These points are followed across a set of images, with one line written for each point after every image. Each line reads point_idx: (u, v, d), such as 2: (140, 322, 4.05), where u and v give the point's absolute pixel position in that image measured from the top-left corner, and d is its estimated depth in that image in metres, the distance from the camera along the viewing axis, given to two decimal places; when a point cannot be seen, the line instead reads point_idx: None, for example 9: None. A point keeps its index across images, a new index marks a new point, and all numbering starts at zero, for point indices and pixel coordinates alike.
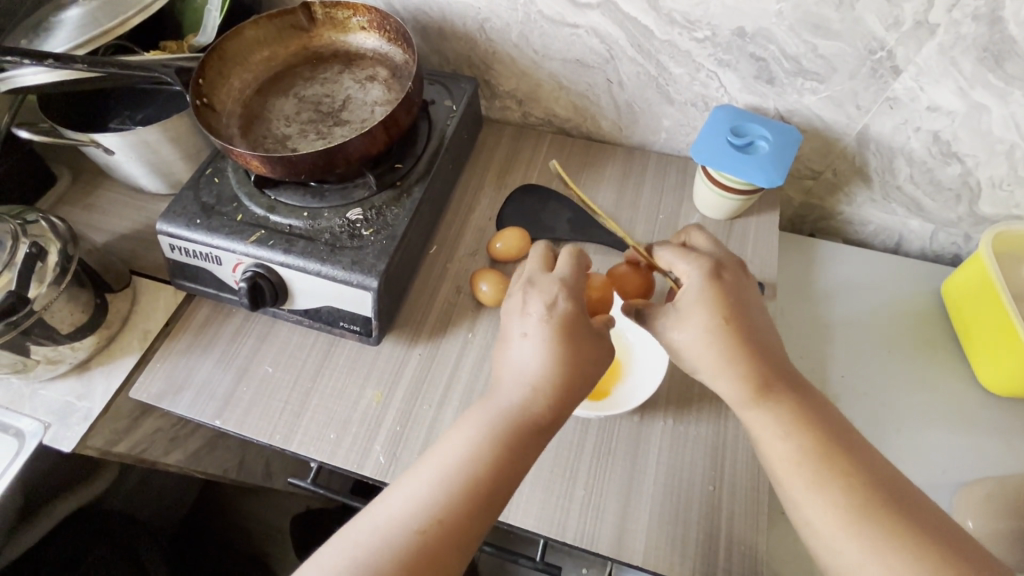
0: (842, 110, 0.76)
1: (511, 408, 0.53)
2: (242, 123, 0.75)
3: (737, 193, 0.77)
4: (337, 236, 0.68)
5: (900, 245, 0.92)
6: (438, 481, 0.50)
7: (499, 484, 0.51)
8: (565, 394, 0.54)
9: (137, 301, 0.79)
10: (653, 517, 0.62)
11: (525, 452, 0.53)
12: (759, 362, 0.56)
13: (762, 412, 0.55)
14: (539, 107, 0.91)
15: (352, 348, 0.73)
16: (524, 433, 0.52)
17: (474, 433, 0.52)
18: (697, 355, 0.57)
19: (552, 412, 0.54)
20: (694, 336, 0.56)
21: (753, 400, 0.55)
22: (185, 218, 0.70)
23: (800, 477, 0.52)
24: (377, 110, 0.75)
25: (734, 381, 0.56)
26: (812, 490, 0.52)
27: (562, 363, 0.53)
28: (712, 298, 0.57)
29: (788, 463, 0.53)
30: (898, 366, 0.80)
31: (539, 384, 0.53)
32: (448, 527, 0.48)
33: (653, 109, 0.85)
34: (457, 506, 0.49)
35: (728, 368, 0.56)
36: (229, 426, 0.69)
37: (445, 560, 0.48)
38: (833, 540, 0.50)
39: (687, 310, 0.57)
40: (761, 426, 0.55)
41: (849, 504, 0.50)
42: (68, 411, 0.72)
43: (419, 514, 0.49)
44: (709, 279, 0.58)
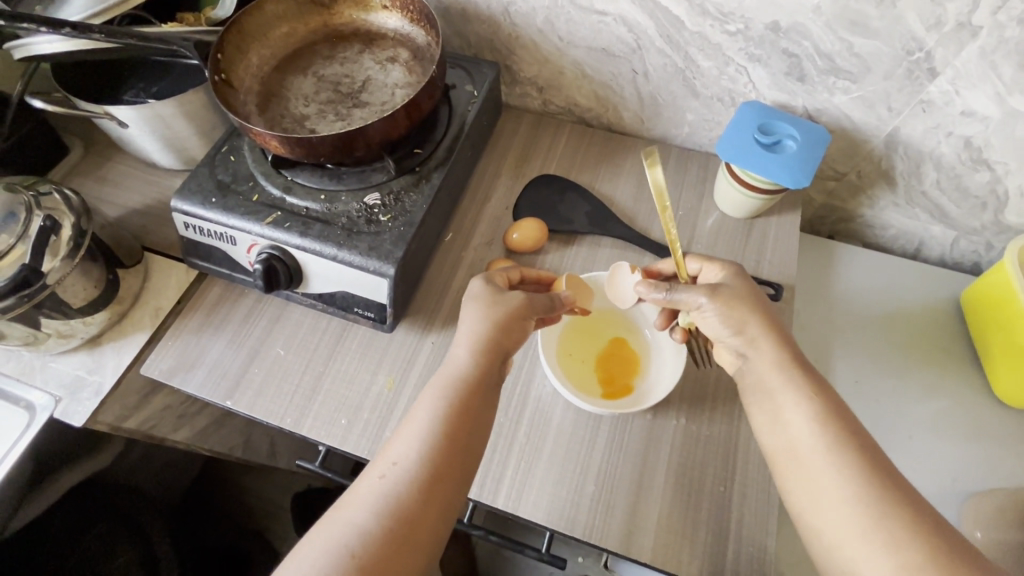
0: (873, 111, 0.74)
1: (451, 363, 0.59)
2: (259, 101, 0.73)
3: (760, 192, 0.76)
4: (354, 221, 0.67)
5: (920, 250, 0.91)
6: (408, 454, 0.53)
7: (456, 429, 0.55)
8: (501, 355, 0.59)
9: (148, 278, 0.79)
10: (662, 515, 0.62)
11: (480, 413, 0.57)
12: (788, 341, 0.61)
13: (788, 380, 0.58)
14: (559, 95, 0.90)
15: (365, 333, 0.73)
16: (476, 395, 0.57)
17: (430, 404, 0.56)
18: (733, 320, 0.62)
19: (494, 373, 0.59)
20: (730, 306, 0.62)
21: (781, 365, 0.59)
22: (200, 196, 0.69)
23: (819, 446, 0.54)
24: (398, 93, 0.73)
25: (770, 344, 0.60)
26: (828, 457, 0.53)
27: (496, 326, 0.59)
28: (742, 285, 0.64)
29: (807, 430, 0.55)
30: (912, 372, 0.79)
31: (473, 336, 0.59)
32: (425, 491, 0.51)
33: (677, 102, 0.83)
34: (429, 472, 0.52)
35: (765, 334, 0.61)
36: (240, 407, 0.69)
37: (412, 500, 0.51)
38: (838, 510, 0.51)
39: (729, 286, 0.63)
40: (781, 393, 0.58)
41: (859, 476, 0.52)
42: (79, 386, 0.72)
43: (396, 485, 0.51)
44: (739, 273, 0.65)
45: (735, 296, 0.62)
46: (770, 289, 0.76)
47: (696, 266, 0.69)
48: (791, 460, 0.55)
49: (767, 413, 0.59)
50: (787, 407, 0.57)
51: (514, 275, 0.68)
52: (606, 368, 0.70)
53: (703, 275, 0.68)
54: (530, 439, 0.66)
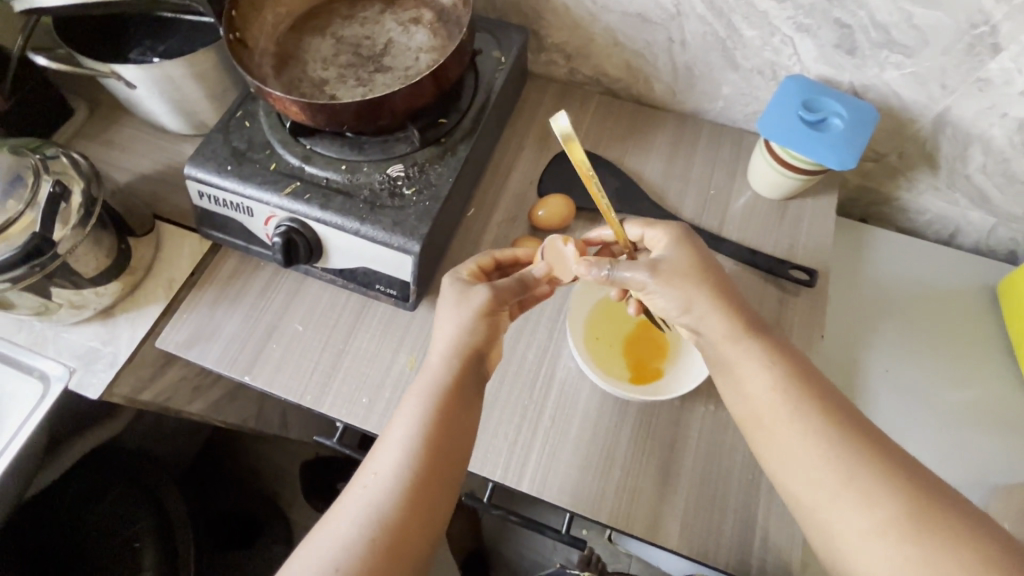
0: (925, 88, 0.70)
1: (428, 366, 0.56)
2: (276, 63, 0.69)
3: (800, 173, 0.72)
4: (377, 194, 0.64)
5: (954, 236, 0.88)
6: (389, 463, 0.51)
7: (435, 434, 0.52)
8: (476, 357, 0.57)
9: (161, 247, 0.76)
10: (689, 502, 0.61)
11: (462, 418, 0.55)
12: (740, 306, 0.57)
13: (745, 349, 0.54)
14: (588, 64, 0.85)
15: (385, 310, 0.71)
16: (457, 399, 0.55)
17: (410, 411, 0.53)
18: (681, 294, 0.56)
19: (473, 376, 0.57)
20: (675, 282, 0.56)
21: (738, 334, 0.55)
22: (215, 164, 0.66)
23: (785, 413, 0.51)
24: (422, 58, 0.69)
25: (718, 315, 0.56)
26: (795, 425, 0.50)
27: (466, 327, 0.57)
28: (686, 254, 0.58)
29: (772, 399, 0.52)
30: (943, 362, 0.77)
31: (448, 339, 0.57)
32: (413, 502, 0.50)
33: (714, 74, 0.79)
34: (414, 482, 0.50)
35: (713, 304, 0.56)
36: (259, 382, 0.67)
37: (396, 508, 0.49)
38: (813, 477, 0.48)
39: (671, 258, 0.57)
40: (740, 363, 0.54)
41: (830, 440, 0.49)
42: (94, 356, 0.70)
43: (379, 497, 0.49)
44: (684, 239, 0.59)
45: (678, 271, 0.56)
46: (804, 274, 0.73)
47: (639, 231, 0.61)
48: (760, 431, 0.52)
49: (731, 387, 0.55)
50: (750, 377, 0.54)
51: (485, 262, 0.63)
52: (635, 354, 0.68)
53: (648, 240, 0.61)
54: (555, 422, 0.65)
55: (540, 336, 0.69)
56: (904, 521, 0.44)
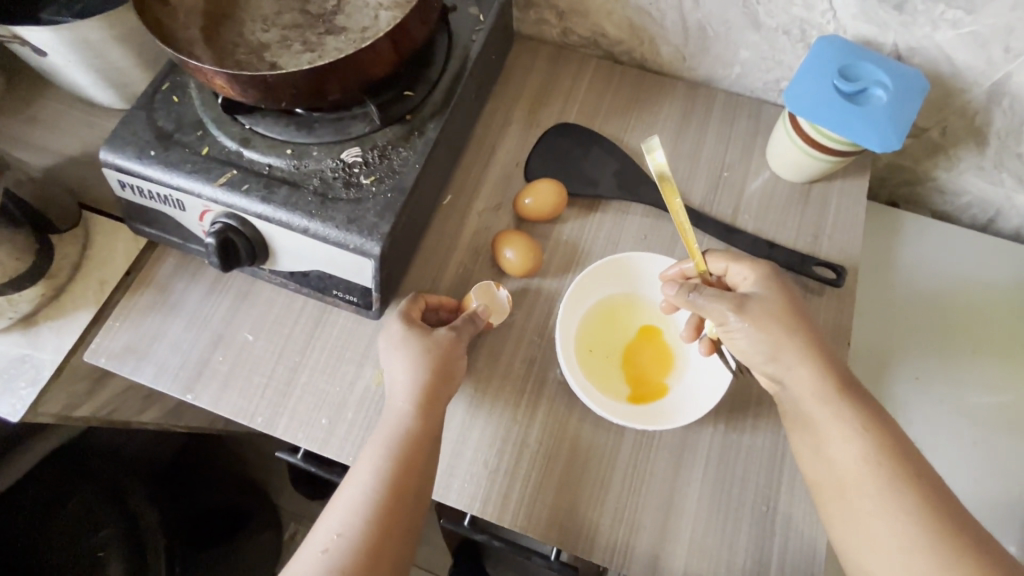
0: (984, 51, 0.59)
1: (389, 414, 0.52)
2: (205, 22, 0.57)
3: (832, 153, 0.62)
4: (329, 184, 0.54)
5: (993, 222, 0.78)
6: (352, 523, 0.48)
7: (400, 490, 0.50)
8: (440, 401, 0.53)
9: (90, 244, 0.66)
10: (695, 538, 0.54)
11: (426, 470, 0.51)
12: (833, 359, 0.52)
13: (836, 410, 0.50)
14: (584, 23, 0.73)
15: (347, 317, 0.62)
16: (421, 450, 0.51)
17: (373, 464, 0.50)
18: (770, 342, 0.52)
19: (438, 422, 0.53)
20: (763, 324, 0.52)
21: (831, 392, 0.50)
22: (136, 148, 0.55)
23: (872, 486, 0.47)
24: (383, 16, 0.57)
25: (808, 367, 0.51)
26: (881, 501, 0.47)
27: (426, 371, 0.53)
28: (776, 294, 0.54)
29: (857, 470, 0.48)
30: (981, 368, 0.69)
31: (410, 385, 0.52)
32: (375, 561, 0.48)
33: (731, 34, 0.67)
34: (374, 542, 0.48)
35: (804, 355, 0.51)
36: (202, 402, 0.59)
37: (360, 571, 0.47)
38: (895, 557, 0.45)
39: (761, 296, 0.53)
40: (826, 425, 0.50)
41: (921, 524, 0.45)
42: (15, 371, 0.61)
43: (340, 561, 0.47)
44: (771, 277, 0.55)
45: (768, 312, 0.52)
46: (830, 272, 0.64)
47: (722, 265, 0.57)
48: (835, 502, 0.49)
49: (809, 446, 0.51)
50: (837, 442, 0.49)
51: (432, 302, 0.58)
52: (634, 367, 0.59)
53: (731, 275, 0.57)
54: (543, 447, 0.56)
55: (527, 346, 0.60)
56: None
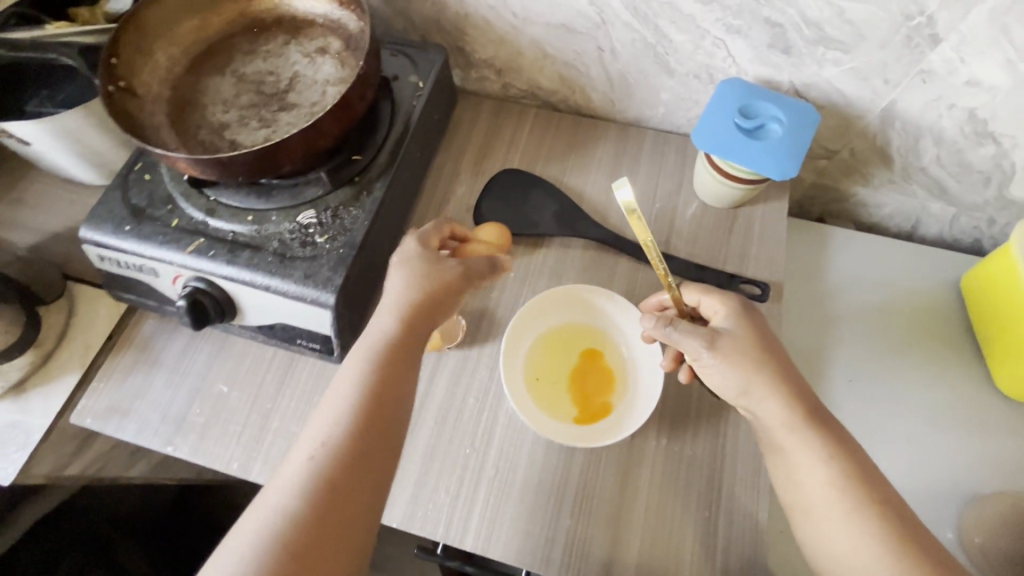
0: (867, 84, 0.66)
1: (379, 327, 0.54)
2: (170, 109, 0.64)
3: (744, 183, 0.68)
4: (287, 245, 0.60)
5: (916, 229, 0.84)
6: (327, 431, 0.48)
7: (393, 388, 0.51)
8: (423, 318, 0.55)
9: (74, 313, 0.71)
10: (643, 546, 0.58)
11: (407, 375, 0.53)
12: (799, 390, 0.55)
13: (804, 437, 0.53)
14: (520, 78, 0.80)
15: (314, 363, 0.67)
16: (400, 362, 0.52)
17: (353, 365, 0.52)
18: (743, 376, 0.55)
19: (418, 337, 0.54)
20: (737, 362, 0.55)
21: (795, 422, 0.53)
22: (112, 225, 0.61)
23: (840, 508, 0.50)
24: (330, 91, 0.64)
25: (778, 400, 0.54)
26: (850, 522, 0.49)
27: (425, 290, 0.55)
28: (744, 328, 0.57)
29: (825, 495, 0.51)
30: (913, 368, 0.73)
31: (405, 301, 0.55)
32: (352, 472, 0.47)
33: (650, 81, 0.75)
34: (373, 431, 0.49)
35: (773, 387, 0.54)
36: (182, 453, 0.63)
37: (365, 454, 0.48)
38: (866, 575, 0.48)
39: (733, 332, 0.56)
40: (795, 452, 0.53)
41: (885, 542, 0.48)
42: (9, 435, 0.65)
43: (319, 455, 0.47)
44: (744, 311, 0.58)
45: (739, 348, 0.55)
46: (755, 288, 0.69)
47: (695, 297, 0.61)
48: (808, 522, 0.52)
49: (783, 473, 0.54)
50: (806, 469, 0.52)
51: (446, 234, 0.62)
52: (580, 386, 0.64)
53: (704, 306, 0.61)
54: (499, 471, 0.61)
55: (480, 378, 0.65)
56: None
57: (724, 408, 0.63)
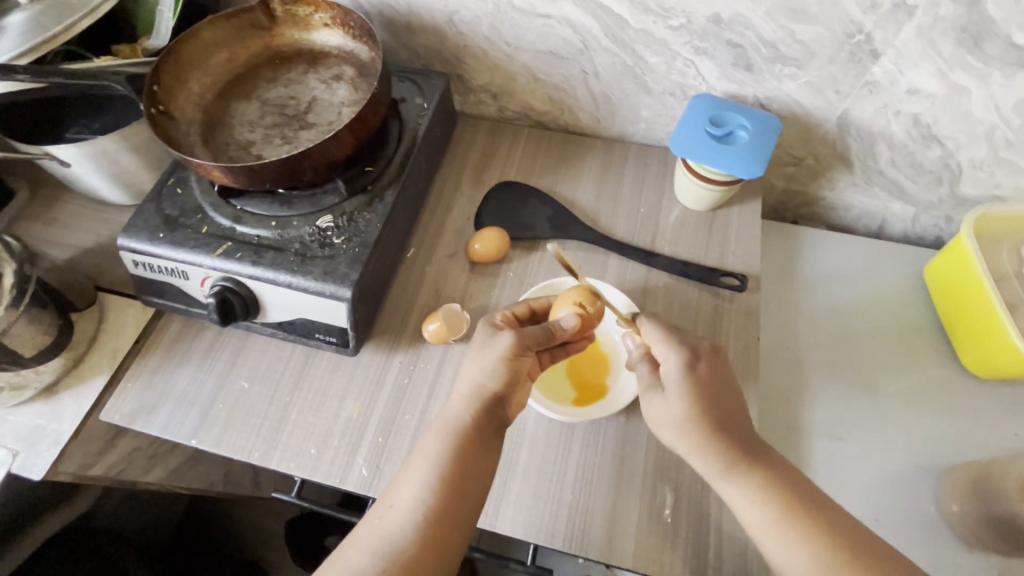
0: (822, 95, 0.74)
1: (459, 407, 0.58)
2: (202, 130, 0.71)
3: (718, 184, 0.75)
4: (307, 246, 0.66)
5: (883, 228, 0.91)
6: (408, 498, 0.54)
7: (476, 461, 0.56)
8: (493, 401, 0.58)
9: (104, 319, 0.76)
10: (642, 518, 0.61)
11: (485, 449, 0.57)
12: (729, 434, 0.58)
13: (738, 477, 0.57)
14: (514, 101, 0.89)
15: (329, 358, 0.72)
16: (474, 441, 0.57)
17: (438, 438, 0.57)
18: (677, 432, 0.58)
19: (492, 417, 0.58)
20: (675, 425, 0.58)
21: (725, 469, 0.57)
22: (148, 233, 0.67)
23: (778, 538, 0.54)
24: (345, 112, 0.72)
25: (707, 456, 0.57)
26: (788, 556, 0.53)
27: (487, 368, 0.58)
28: (685, 386, 0.57)
29: (764, 526, 0.55)
30: (884, 353, 0.79)
31: (484, 386, 0.58)
32: (425, 538, 0.52)
33: (630, 99, 0.83)
34: (455, 496, 0.54)
35: (703, 445, 0.57)
36: (206, 445, 0.67)
37: (447, 518, 0.53)
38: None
39: (670, 396, 0.58)
40: (732, 491, 0.57)
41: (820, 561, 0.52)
42: (38, 437, 0.69)
43: (409, 516, 0.53)
44: (686, 366, 0.58)
45: (680, 407, 0.57)
46: (734, 280, 0.76)
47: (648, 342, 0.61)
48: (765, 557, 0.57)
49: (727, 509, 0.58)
50: (741, 510, 0.56)
51: (518, 310, 0.66)
52: (577, 375, 0.70)
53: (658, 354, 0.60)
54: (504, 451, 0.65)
55: None
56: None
57: None
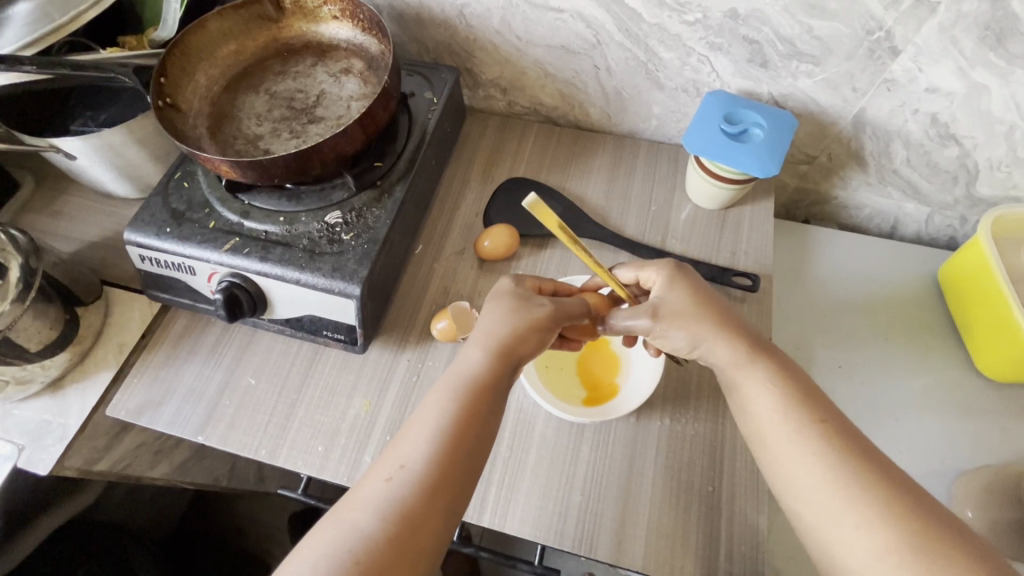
0: (838, 93, 0.73)
1: (471, 364, 0.54)
2: (209, 124, 0.70)
3: (731, 182, 0.74)
4: (316, 242, 0.65)
5: (896, 228, 0.90)
6: (417, 457, 0.50)
7: (488, 419, 0.53)
8: (513, 362, 0.55)
9: (110, 314, 0.76)
10: (651, 519, 0.61)
11: (496, 408, 0.53)
12: (742, 328, 0.58)
13: (751, 369, 0.55)
14: (524, 96, 0.88)
15: (337, 355, 0.71)
16: (487, 399, 0.53)
17: (449, 395, 0.53)
18: (685, 322, 0.58)
19: (509, 376, 0.55)
20: (682, 321, 0.58)
21: (743, 360, 0.56)
22: (155, 227, 0.66)
23: (790, 429, 0.51)
24: (354, 105, 0.71)
25: (725, 342, 0.57)
26: (795, 446, 0.51)
27: (514, 328, 0.56)
28: (682, 291, 0.59)
29: (774, 417, 0.52)
30: (896, 353, 0.78)
31: (498, 344, 0.55)
32: (434, 497, 0.48)
33: (642, 95, 0.82)
34: (465, 455, 0.50)
35: (718, 333, 0.57)
36: (212, 442, 0.66)
37: (455, 477, 0.50)
38: (810, 496, 0.49)
39: (668, 297, 0.59)
40: (746, 381, 0.55)
41: (832, 457, 0.49)
42: (44, 432, 0.68)
43: (416, 474, 0.49)
44: (677, 272, 0.60)
45: (680, 309, 0.58)
46: (747, 280, 0.75)
47: (632, 274, 0.63)
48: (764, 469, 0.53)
49: (738, 404, 0.56)
50: (755, 398, 0.54)
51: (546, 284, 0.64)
52: (587, 378, 0.69)
53: (642, 281, 0.63)
54: (513, 451, 0.64)
55: None
56: (908, 549, 0.44)
57: (723, 389, 0.68)
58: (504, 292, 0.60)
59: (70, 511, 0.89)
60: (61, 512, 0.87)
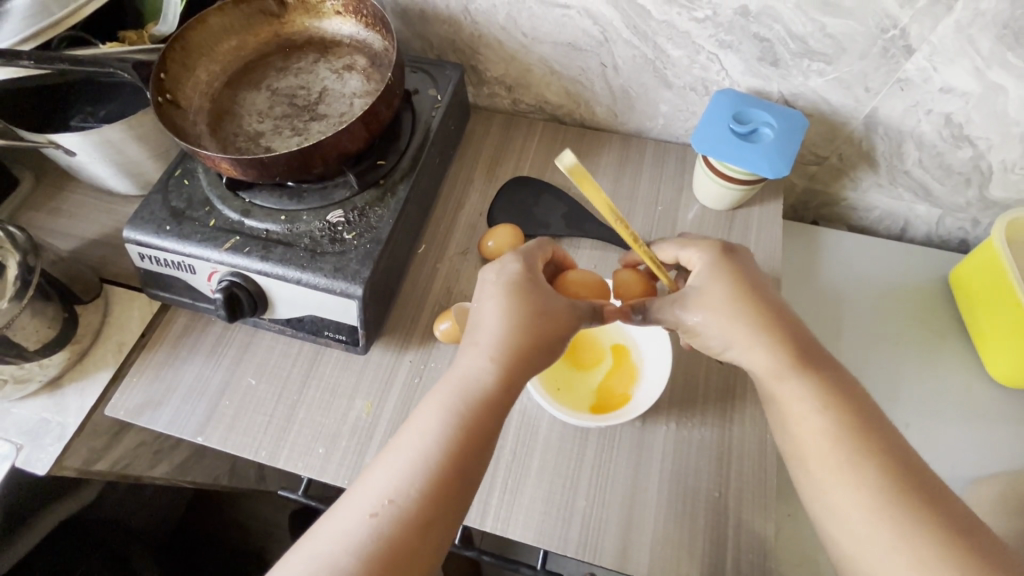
0: (850, 92, 0.72)
1: (469, 371, 0.53)
2: (210, 120, 0.69)
3: (739, 183, 0.73)
4: (317, 241, 0.64)
5: (906, 230, 0.88)
6: (408, 465, 0.49)
7: (484, 430, 0.51)
8: (520, 369, 0.53)
9: (109, 312, 0.75)
10: (657, 526, 0.60)
11: (494, 420, 0.52)
12: (786, 332, 0.55)
13: (794, 384, 0.53)
14: (528, 93, 0.86)
15: (339, 356, 0.70)
16: (484, 410, 0.52)
17: (444, 402, 0.52)
18: (722, 318, 0.56)
19: (513, 385, 0.53)
20: (718, 314, 0.56)
21: (785, 370, 0.54)
22: (154, 225, 0.65)
23: (831, 452, 0.51)
24: (357, 102, 0.70)
25: (769, 350, 0.54)
26: (839, 472, 0.50)
27: (513, 326, 0.54)
28: (721, 281, 0.57)
29: (818, 439, 0.51)
30: (907, 357, 0.77)
31: (498, 351, 0.53)
32: (422, 508, 0.48)
33: (649, 93, 0.80)
34: (457, 465, 0.50)
35: (759, 337, 0.55)
36: (212, 443, 0.65)
37: (446, 488, 0.49)
38: (849, 523, 0.48)
39: (705, 286, 0.57)
40: (788, 397, 0.54)
41: (874, 486, 0.48)
42: (42, 430, 0.67)
43: (405, 482, 0.48)
44: (722, 258, 0.59)
45: (721, 300, 0.56)
46: None
47: (673, 254, 0.63)
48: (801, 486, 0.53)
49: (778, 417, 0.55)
50: (799, 416, 0.53)
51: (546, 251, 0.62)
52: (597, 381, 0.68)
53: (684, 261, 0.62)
54: (517, 455, 0.63)
55: None
56: None
57: (731, 394, 0.67)
58: (507, 275, 0.57)
59: (70, 509, 0.89)
60: (61, 511, 0.87)
